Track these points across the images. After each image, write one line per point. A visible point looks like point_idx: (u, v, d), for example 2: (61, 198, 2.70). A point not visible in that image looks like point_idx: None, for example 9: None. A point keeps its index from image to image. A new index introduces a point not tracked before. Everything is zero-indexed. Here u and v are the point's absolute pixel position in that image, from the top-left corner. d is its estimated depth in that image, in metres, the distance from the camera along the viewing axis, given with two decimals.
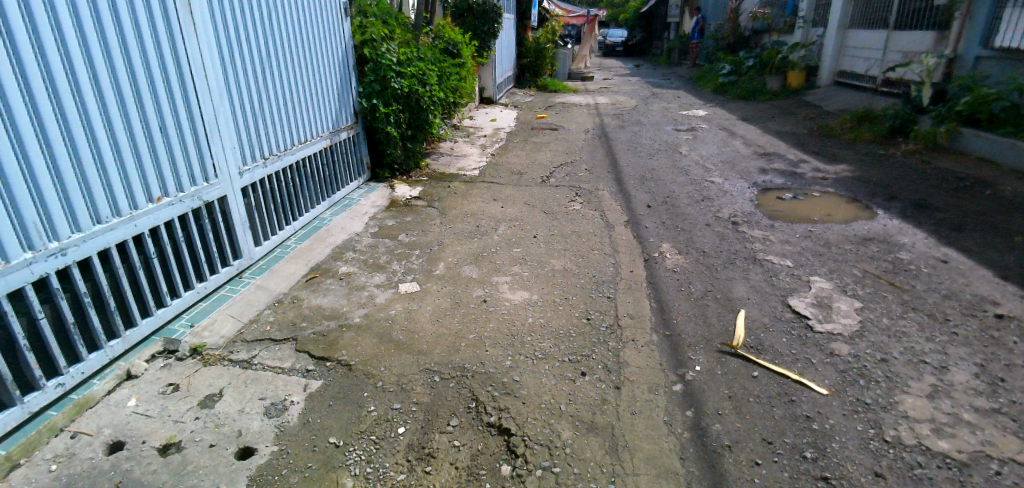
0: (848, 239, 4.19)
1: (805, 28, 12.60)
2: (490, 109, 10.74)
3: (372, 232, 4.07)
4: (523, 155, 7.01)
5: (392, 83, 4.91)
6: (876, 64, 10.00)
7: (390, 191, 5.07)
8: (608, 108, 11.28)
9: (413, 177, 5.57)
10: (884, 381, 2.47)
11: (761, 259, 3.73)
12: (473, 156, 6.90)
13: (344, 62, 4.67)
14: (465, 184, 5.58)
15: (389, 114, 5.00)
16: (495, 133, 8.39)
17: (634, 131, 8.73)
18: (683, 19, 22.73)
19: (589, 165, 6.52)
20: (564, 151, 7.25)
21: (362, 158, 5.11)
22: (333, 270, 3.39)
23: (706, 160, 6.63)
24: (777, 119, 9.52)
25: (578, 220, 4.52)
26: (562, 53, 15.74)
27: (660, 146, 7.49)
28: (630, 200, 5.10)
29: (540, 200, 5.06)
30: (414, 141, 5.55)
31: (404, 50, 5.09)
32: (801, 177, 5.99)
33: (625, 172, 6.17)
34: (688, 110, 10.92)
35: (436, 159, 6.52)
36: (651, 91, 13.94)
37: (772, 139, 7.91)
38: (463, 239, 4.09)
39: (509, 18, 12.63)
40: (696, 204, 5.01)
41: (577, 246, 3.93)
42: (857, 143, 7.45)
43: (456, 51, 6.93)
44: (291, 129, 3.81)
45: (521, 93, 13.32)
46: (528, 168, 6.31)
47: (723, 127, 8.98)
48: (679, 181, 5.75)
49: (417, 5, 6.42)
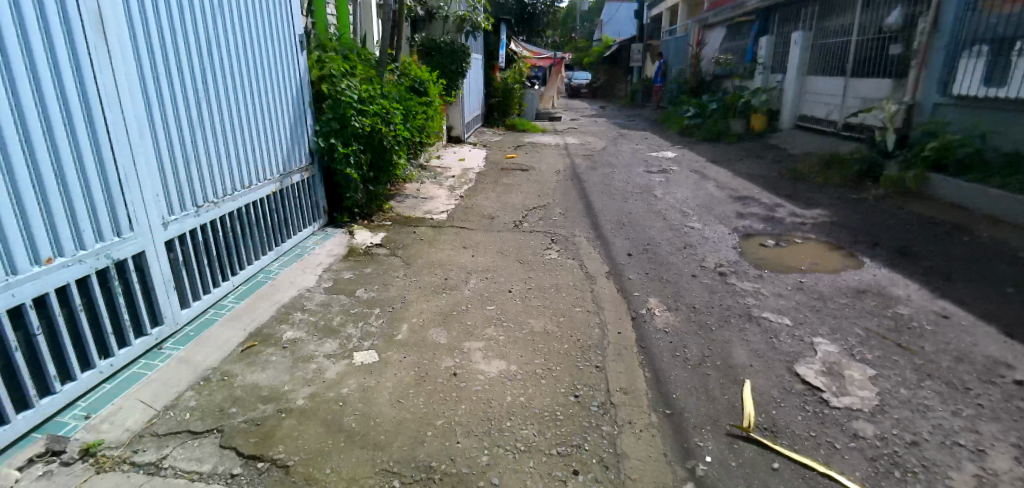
0: (841, 291, 3.94)
1: (764, 73, 12.83)
2: (458, 148, 10.46)
3: (326, 286, 3.61)
4: (493, 198, 6.67)
5: (352, 121, 4.49)
6: (836, 110, 10.19)
7: (350, 237, 4.62)
8: (578, 148, 11.17)
9: (375, 222, 5.14)
10: (923, 473, 2.14)
11: (756, 316, 3.43)
12: (441, 198, 6.52)
13: (297, 98, 4.27)
14: (432, 229, 5.19)
15: (349, 154, 4.56)
16: (464, 174, 8.08)
17: (606, 172, 8.55)
18: (647, 63, 23.27)
19: (563, 208, 6.22)
20: (536, 193, 6.95)
21: (320, 202, 4.67)
22: (276, 337, 2.91)
23: (682, 203, 6.43)
24: (746, 162, 9.53)
25: (556, 270, 4.17)
26: (530, 93, 15.75)
27: (635, 189, 7.29)
28: (609, 248, 4.80)
29: (514, 248, 4.69)
30: (376, 184, 5.12)
31: (366, 87, 4.70)
32: (780, 222, 5.81)
33: (601, 215, 5.90)
34: (657, 151, 10.90)
35: (402, 202, 6.12)
36: (619, 132, 13.99)
37: (745, 182, 7.83)
38: (427, 295, 3.64)
39: (477, 58, 12.54)
40: (679, 251, 4.74)
41: (557, 302, 3.55)
42: (829, 187, 7.42)
43: (422, 89, 6.62)
44: (231, 172, 3.35)
45: (489, 132, 13.13)
46: (499, 212, 5.96)
47: (694, 169, 8.91)
48: (658, 226, 5.49)
49: (383, 40, 6.10)
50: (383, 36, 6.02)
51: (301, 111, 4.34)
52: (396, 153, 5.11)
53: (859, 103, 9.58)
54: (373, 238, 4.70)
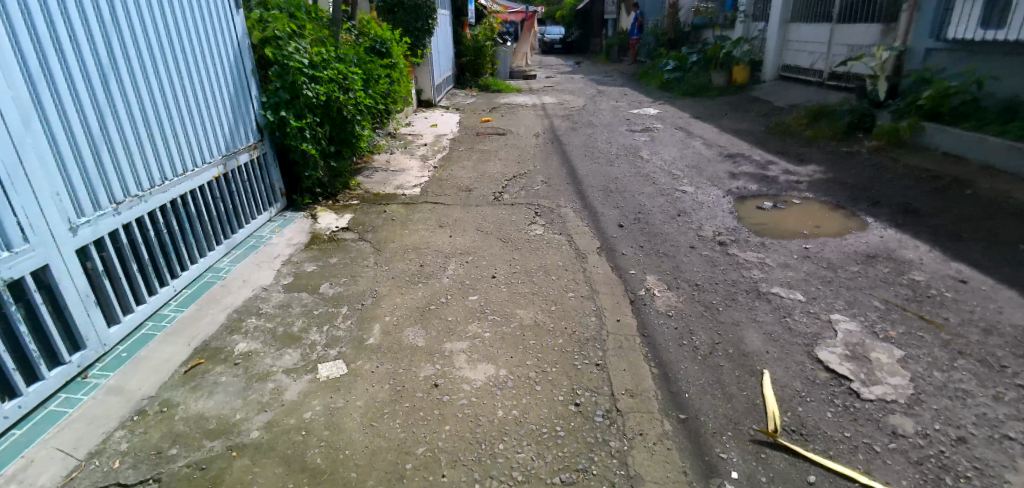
0: (850, 257, 3.66)
1: (746, 23, 12.38)
2: (430, 113, 9.87)
3: (284, 285, 3.22)
4: (469, 168, 6.21)
5: (304, 90, 4.05)
6: (820, 58, 9.84)
7: (313, 221, 4.19)
8: (556, 108, 10.66)
9: (342, 202, 4.71)
10: (976, 478, 1.87)
11: (765, 292, 3.13)
12: (413, 170, 6.04)
13: (237, 67, 3.79)
14: (404, 206, 4.76)
15: (304, 128, 4.15)
16: (438, 142, 7.57)
17: (587, 133, 8.12)
18: (620, 16, 22.47)
19: (544, 176, 5.81)
20: (515, 160, 6.51)
21: (277, 185, 4.24)
22: (226, 352, 2.58)
23: (670, 165, 6.07)
24: (731, 116, 9.16)
25: (542, 249, 3.80)
26: (502, 51, 15.03)
27: (619, 150, 6.88)
28: (598, 220, 4.44)
29: (494, 225, 4.29)
30: (338, 158, 4.71)
31: (317, 50, 4.25)
32: (774, 181, 5.50)
33: (586, 182, 5.51)
34: (639, 108, 10.46)
35: (370, 176, 5.65)
36: (597, 89, 13.47)
37: (733, 138, 7.48)
38: (401, 287, 3.25)
39: (445, 15, 11.78)
40: (673, 219, 4.40)
41: (548, 287, 3.21)
42: (819, 140, 7.11)
43: (384, 50, 6.04)
44: (158, 159, 2.94)
45: (462, 94, 12.50)
46: (476, 183, 5.52)
47: (679, 126, 8.52)
48: (647, 191, 5.14)
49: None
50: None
51: (243, 82, 3.86)
52: (357, 123, 4.69)
53: (843, 51, 9.26)
54: (338, 221, 4.25)
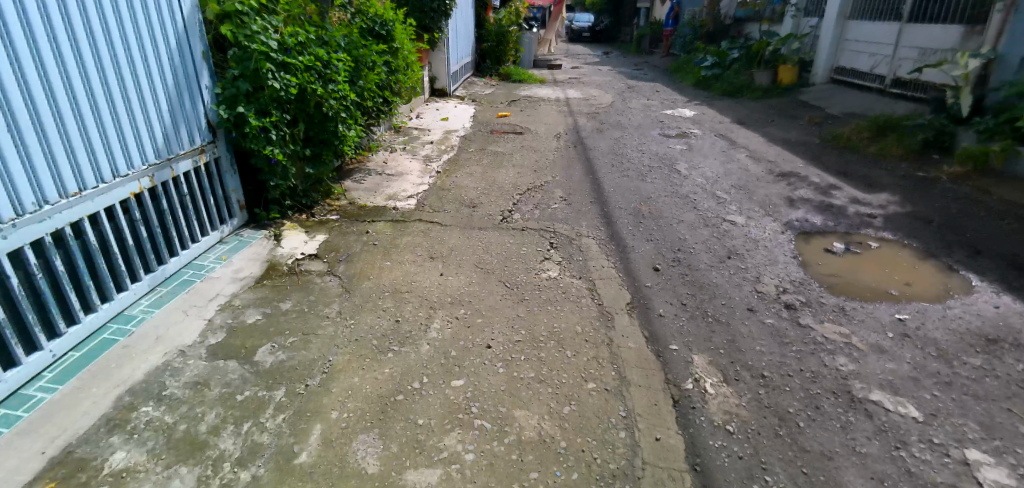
0: (965, 341, 2.79)
1: (796, 18, 11.29)
2: (442, 103, 9.06)
3: (210, 346, 2.41)
4: (477, 176, 5.41)
5: (269, 81, 3.25)
6: (883, 61, 8.84)
7: (273, 245, 3.44)
8: (580, 103, 9.75)
9: (320, 218, 3.96)
10: None
11: (861, 399, 2.31)
12: (412, 176, 5.28)
13: (178, 49, 2.95)
14: (392, 225, 4.01)
15: (269, 128, 3.35)
16: (446, 139, 6.76)
17: (615, 137, 7.24)
18: (654, 5, 21.28)
19: (564, 192, 4.98)
20: (531, 168, 5.69)
21: (237, 197, 3.51)
22: (89, 472, 1.79)
23: (713, 184, 5.20)
24: (778, 124, 8.18)
25: (554, 300, 2.97)
26: (527, 38, 14.10)
27: (652, 161, 5.99)
28: (628, 258, 3.61)
29: (498, 258, 3.49)
30: (315, 163, 3.96)
31: (292, 30, 3.44)
32: (841, 212, 4.61)
33: (614, 204, 4.67)
34: (673, 108, 9.52)
35: (358, 182, 4.89)
36: (626, 84, 12.51)
37: (783, 152, 6.53)
38: (363, 353, 2.43)
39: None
40: (721, 263, 3.53)
41: (560, 366, 2.39)
42: (886, 161, 6.14)
43: (384, 33, 5.18)
44: (32, 176, 2.14)
45: (482, 83, 11.65)
46: (481, 197, 4.72)
47: (718, 133, 7.58)
48: (687, 220, 4.28)
49: None
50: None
51: (186, 67, 3.02)
52: (339, 120, 3.93)
53: (912, 55, 8.26)
54: (306, 246, 3.49)
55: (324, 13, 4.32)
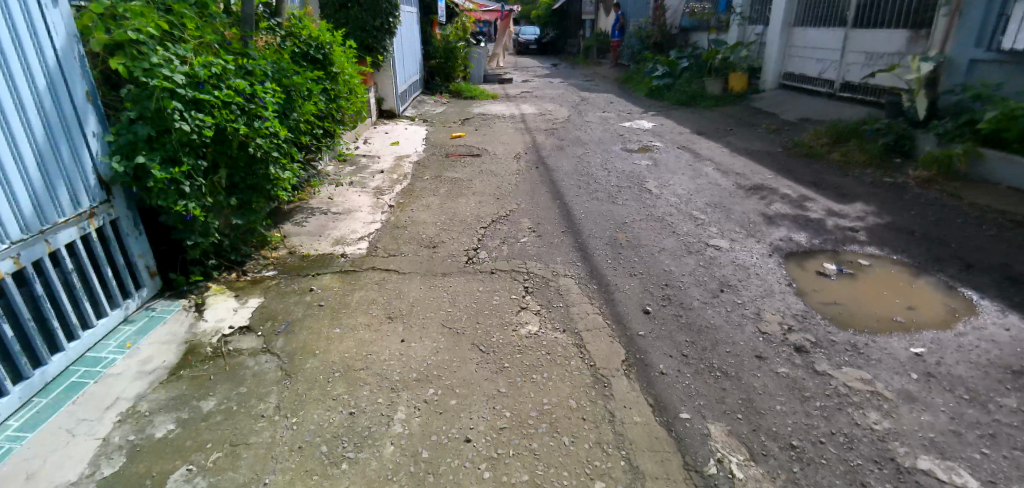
0: (991, 374, 2.52)
1: (743, 25, 11.44)
2: (392, 126, 8.58)
3: (100, 481, 2.00)
4: (435, 208, 4.98)
5: (176, 122, 2.83)
6: (831, 67, 9.00)
7: (194, 318, 2.98)
8: (536, 119, 9.46)
9: (254, 274, 3.49)
10: None
11: (909, 469, 1.98)
12: (362, 212, 4.80)
13: (48, 88, 2.49)
14: (341, 277, 3.55)
15: (180, 180, 2.93)
16: (398, 167, 6.29)
17: (577, 155, 6.95)
18: (599, 16, 21.42)
19: (532, 222, 4.61)
20: (493, 195, 5.30)
21: (145, 263, 3.03)
22: None
23: (686, 203, 4.96)
24: (737, 133, 8.10)
25: (538, 366, 2.56)
26: (476, 53, 13.79)
27: (620, 181, 5.71)
28: (613, 299, 3.25)
29: (467, 312, 3.06)
30: (247, 212, 3.50)
31: (203, 61, 3.04)
32: (821, 227, 4.41)
33: (586, 234, 4.33)
34: (630, 120, 9.36)
35: (299, 226, 4.37)
36: (580, 96, 12.35)
37: (749, 164, 6.42)
38: (308, 468, 2.04)
39: (411, 12, 10.46)
40: (714, 298, 3.21)
41: (557, 461, 2.02)
42: (851, 168, 6.07)
43: (321, 57, 4.70)
44: None
45: (433, 101, 11.22)
46: (442, 234, 4.29)
47: (681, 146, 7.42)
48: (669, 249, 3.97)
49: None
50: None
51: (61, 109, 2.56)
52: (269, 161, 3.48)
53: (859, 60, 8.41)
54: (235, 316, 3.03)
55: (245, 38, 3.86)
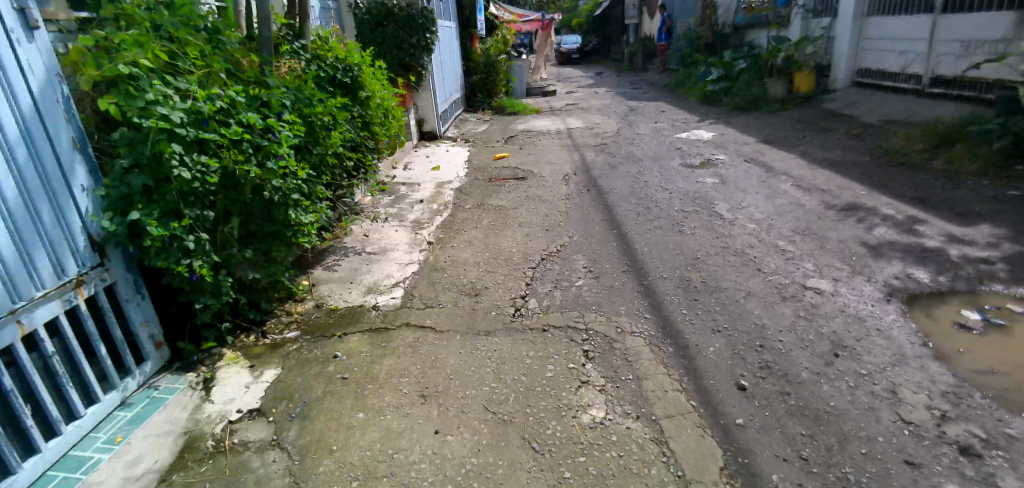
0: None
1: (806, 18, 10.51)
2: (432, 148, 8.21)
3: None
4: (478, 243, 4.48)
5: (174, 169, 2.35)
6: (916, 59, 8.02)
7: (200, 398, 2.47)
8: (584, 134, 8.89)
9: (275, 338, 2.95)
10: None
11: None
12: (397, 251, 4.32)
13: (22, 137, 2.07)
14: (369, 337, 3.00)
15: (187, 236, 2.44)
16: (437, 195, 5.85)
17: (632, 173, 6.33)
18: (642, 21, 20.64)
19: (588, 258, 4.03)
20: (542, 226, 4.76)
21: (149, 333, 2.54)
22: None
23: (769, 231, 4.28)
24: (811, 141, 7.26)
25: (608, 477, 2.01)
26: (517, 66, 13.38)
27: (684, 204, 5.06)
28: (697, 369, 2.62)
29: (514, 389, 2.50)
30: (268, 264, 2.99)
31: (207, 94, 2.60)
32: (945, 259, 3.66)
33: (653, 274, 3.71)
34: (687, 131, 8.64)
35: (329, 270, 3.90)
36: (629, 105, 11.69)
37: (834, 178, 5.63)
38: None
39: (449, 29, 10.15)
40: (828, 368, 2.57)
41: None
42: (962, 179, 5.21)
43: (348, 80, 4.27)
44: None
45: (474, 119, 10.83)
46: (485, 278, 3.76)
47: (749, 158, 6.67)
48: (757, 293, 3.33)
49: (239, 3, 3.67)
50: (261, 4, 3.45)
51: (38, 159, 2.13)
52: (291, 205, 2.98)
53: (952, 49, 7.43)
54: (246, 396, 2.49)
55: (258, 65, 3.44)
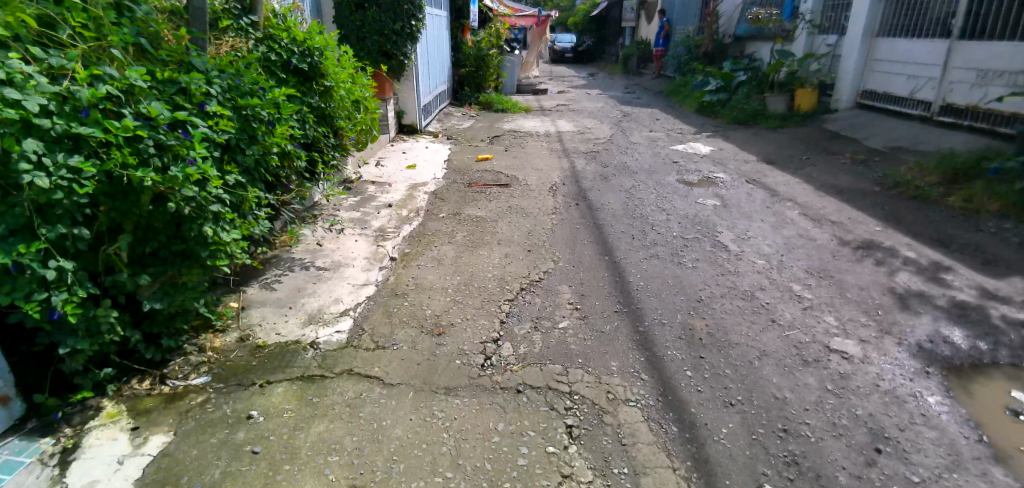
0: None
1: (811, 34, 10.11)
2: (409, 143, 7.58)
3: None
4: (447, 264, 3.90)
5: (25, 174, 1.74)
6: (926, 85, 7.67)
7: (50, 481, 1.87)
8: (574, 138, 8.36)
9: (177, 384, 2.40)
10: None
11: None
12: (352, 268, 3.73)
13: None
14: (301, 388, 2.43)
15: (41, 264, 1.82)
16: (409, 200, 5.25)
17: (625, 188, 5.81)
18: (639, 23, 20.13)
19: (574, 291, 3.49)
20: (524, 246, 4.21)
21: None
22: None
23: (780, 270, 3.78)
24: (817, 164, 6.83)
25: None
26: (508, 61, 12.79)
27: (683, 228, 4.54)
28: (709, 462, 2.09)
29: (476, 485, 1.93)
30: (168, 293, 2.32)
31: (90, 76, 2.00)
32: (983, 319, 3.20)
33: (650, 318, 3.16)
34: (683, 142, 8.16)
35: (266, 291, 3.28)
36: (622, 110, 11.19)
37: (844, 208, 5.18)
38: None
39: (438, 16, 9.50)
40: (870, 470, 2.07)
41: None
42: (983, 220, 4.79)
43: (306, 66, 3.65)
44: None
45: (460, 113, 10.21)
46: (452, 310, 3.18)
47: (750, 179, 6.20)
48: (773, 354, 2.81)
49: None
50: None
51: None
52: (208, 218, 2.36)
53: (966, 78, 7.08)
54: (114, 477, 1.90)
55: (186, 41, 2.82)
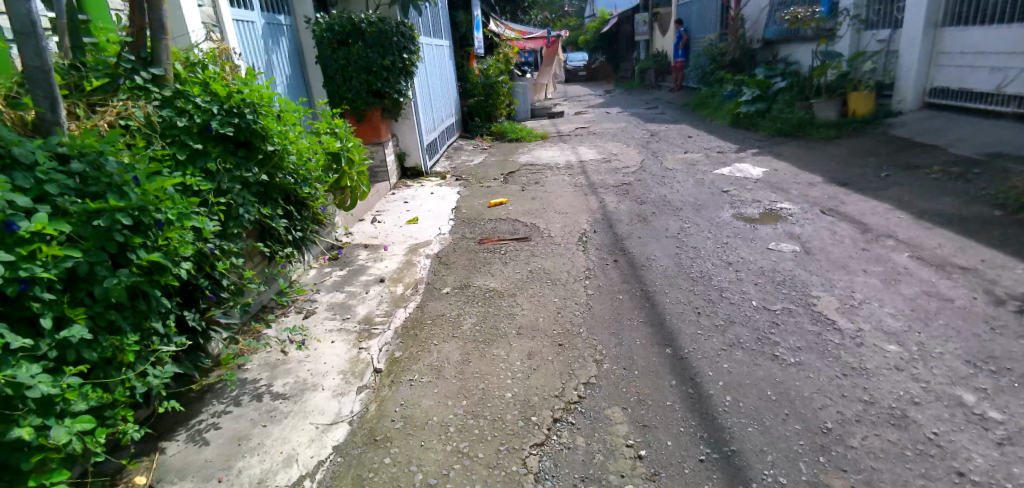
0: None
1: (857, 30, 8.93)
2: (413, 188, 6.64)
3: None
4: (450, 375, 2.87)
5: None
6: (1018, 78, 6.44)
7: None
8: (600, 168, 7.29)
9: None
10: None
11: None
12: (320, 392, 2.74)
13: None
14: None
15: None
16: (406, 269, 4.24)
17: (672, 233, 4.70)
18: (653, 36, 19.09)
19: (632, 420, 2.41)
20: (553, 338, 3.13)
21: None
22: None
23: (929, 363, 2.59)
24: (901, 182, 5.61)
25: None
26: (519, 86, 11.89)
27: (764, 294, 3.41)
28: None
29: None
30: None
31: None
32: None
33: (757, 474, 2.05)
34: (727, 164, 7.03)
35: (193, 449, 2.35)
36: (649, 129, 10.10)
37: (967, 246, 3.96)
38: None
39: (439, 45, 8.64)
40: None
41: None
42: None
43: (232, 131, 2.73)
44: None
45: (471, 148, 9.27)
46: (454, 472, 2.19)
47: (824, 209, 5.02)
48: None
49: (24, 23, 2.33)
50: (12, 10, 1.92)
51: None
52: (31, 410, 1.56)
53: None
54: None
55: (20, 131, 2.05)
